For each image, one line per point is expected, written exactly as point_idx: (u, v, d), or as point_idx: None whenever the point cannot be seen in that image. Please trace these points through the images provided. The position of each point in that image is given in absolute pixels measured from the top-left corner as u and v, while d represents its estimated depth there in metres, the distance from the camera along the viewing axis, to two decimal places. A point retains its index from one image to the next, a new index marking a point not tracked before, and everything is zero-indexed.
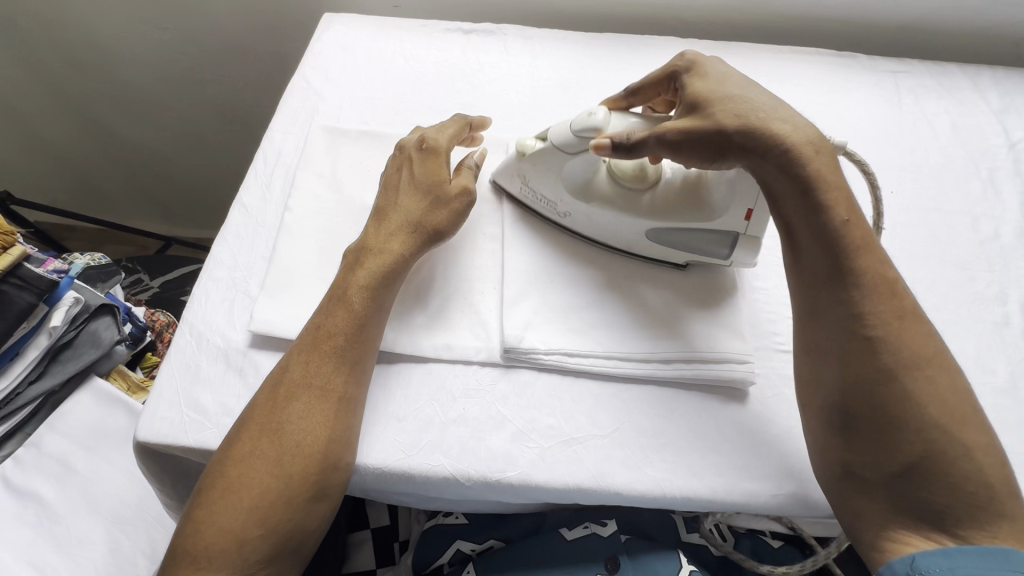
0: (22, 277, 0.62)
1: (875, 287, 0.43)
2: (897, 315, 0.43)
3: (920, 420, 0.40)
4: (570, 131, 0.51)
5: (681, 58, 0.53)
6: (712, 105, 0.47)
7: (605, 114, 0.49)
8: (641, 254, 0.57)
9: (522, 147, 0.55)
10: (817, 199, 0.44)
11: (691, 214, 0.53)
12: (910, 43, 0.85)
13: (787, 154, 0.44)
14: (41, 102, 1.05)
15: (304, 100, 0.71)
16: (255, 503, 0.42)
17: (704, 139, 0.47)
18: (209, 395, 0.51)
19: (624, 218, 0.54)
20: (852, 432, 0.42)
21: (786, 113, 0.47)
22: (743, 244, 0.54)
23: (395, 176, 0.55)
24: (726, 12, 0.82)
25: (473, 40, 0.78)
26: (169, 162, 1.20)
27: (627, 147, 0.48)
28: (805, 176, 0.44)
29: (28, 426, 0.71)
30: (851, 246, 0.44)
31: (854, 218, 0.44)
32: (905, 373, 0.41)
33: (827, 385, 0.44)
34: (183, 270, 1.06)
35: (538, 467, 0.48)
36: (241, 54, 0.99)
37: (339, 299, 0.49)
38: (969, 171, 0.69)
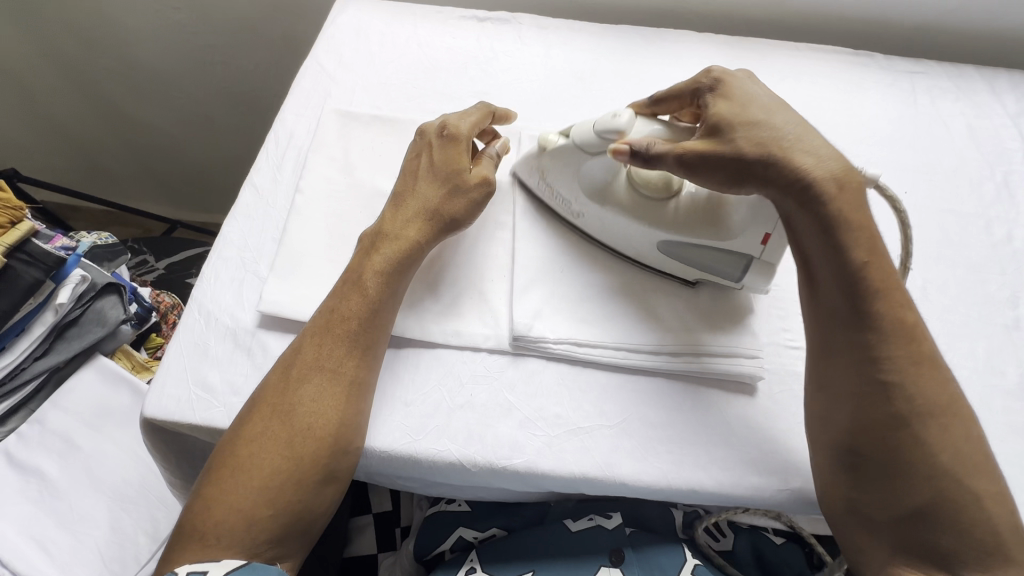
0: (29, 253, 0.61)
1: (895, 331, 0.42)
2: (915, 362, 0.42)
3: (931, 469, 0.40)
4: (592, 131, 0.51)
5: (706, 73, 0.51)
6: (734, 130, 0.46)
7: (630, 117, 0.49)
8: (652, 267, 0.56)
9: (544, 141, 0.55)
10: (838, 238, 0.42)
11: (705, 232, 0.51)
12: (927, 45, 0.85)
13: (808, 191, 0.43)
14: (51, 80, 1.04)
15: (317, 83, 0.70)
16: (266, 482, 0.42)
17: (721, 167, 0.46)
18: (217, 373, 0.50)
19: (637, 227, 0.53)
20: (859, 472, 0.42)
21: (811, 145, 0.45)
22: (756, 269, 0.52)
23: (414, 161, 0.55)
24: (742, 7, 0.81)
25: (488, 28, 0.77)
26: (177, 143, 1.20)
27: (643, 156, 0.47)
28: (829, 216, 0.43)
29: (32, 402, 0.71)
30: (872, 289, 0.42)
31: (877, 258, 0.43)
32: (918, 420, 0.41)
33: (837, 422, 0.43)
34: (188, 253, 1.05)
35: (544, 455, 0.48)
36: (254, 36, 0.99)
37: (353, 283, 0.49)
38: (984, 173, 0.68)
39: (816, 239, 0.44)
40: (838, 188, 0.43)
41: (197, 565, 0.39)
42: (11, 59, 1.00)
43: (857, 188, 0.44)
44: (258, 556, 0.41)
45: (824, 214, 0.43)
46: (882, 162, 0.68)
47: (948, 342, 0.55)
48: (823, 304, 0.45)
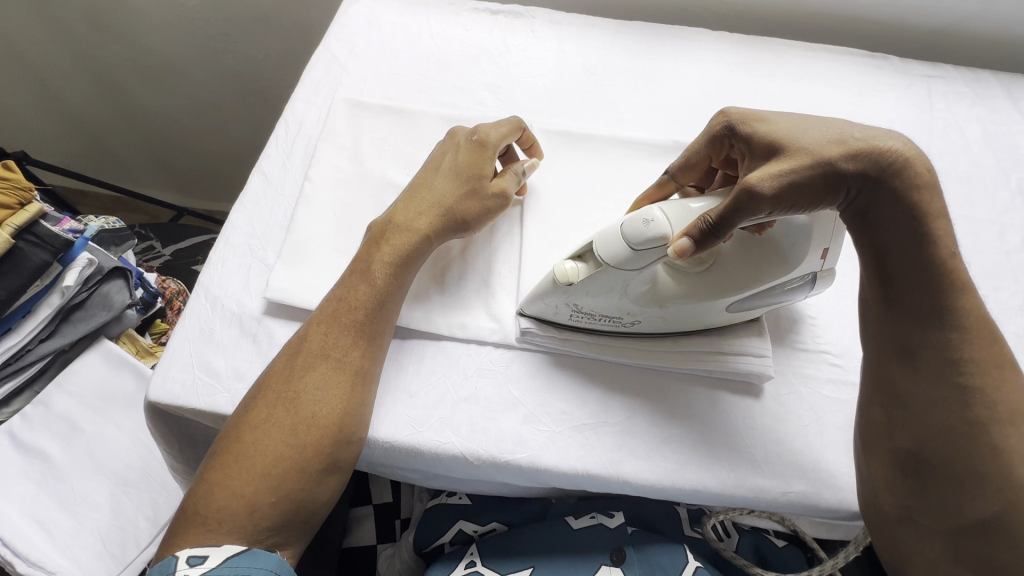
0: (37, 235, 0.61)
1: (974, 333, 0.41)
2: (995, 364, 0.41)
3: (1004, 477, 0.40)
4: (626, 247, 0.43)
5: (722, 117, 0.48)
6: (798, 140, 0.41)
7: (662, 216, 0.42)
8: (715, 325, 0.51)
9: (564, 275, 0.46)
10: (926, 233, 0.40)
11: (776, 270, 0.46)
12: (945, 49, 0.84)
13: (897, 183, 0.40)
14: (64, 65, 1.05)
15: (328, 72, 0.70)
16: (273, 469, 0.42)
17: (806, 181, 0.40)
18: (221, 359, 0.50)
19: (704, 305, 0.47)
20: (922, 478, 0.42)
21: (882, 134, 0.42)
22: (820, 280, 0.50)
23: (443, 158, 0.55)
24: (758, 7, 0.81)
25: (501, 21, 0.77)
26: (186, 132, 1.20)
27: (713, 235, 0.40)
28: (924, 213, 0.40)
29: (36, 384, 0.71)
30: (959, 288, 0.41)
31: (962, 256, 0.41)
32: (994, 424, 0.40)
33: (904, 426, 0.42)
34: (194, 239, 1.05)
35: (547, 450, 0.48)
36: (268, 25, 0.98)
37: (362, 272, 0.49)
38: (998, 180, 0.67)
39: (902, 238, 0.41)
40: (927, 180, 0.40)
41: (198, 549, 0.39)
42: (23, 43, 1.00)
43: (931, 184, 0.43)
44: (259, 542, 0.41)
45: (914, 209, 0.40)
46: None
47: None
48: (910, 309, 0.41)
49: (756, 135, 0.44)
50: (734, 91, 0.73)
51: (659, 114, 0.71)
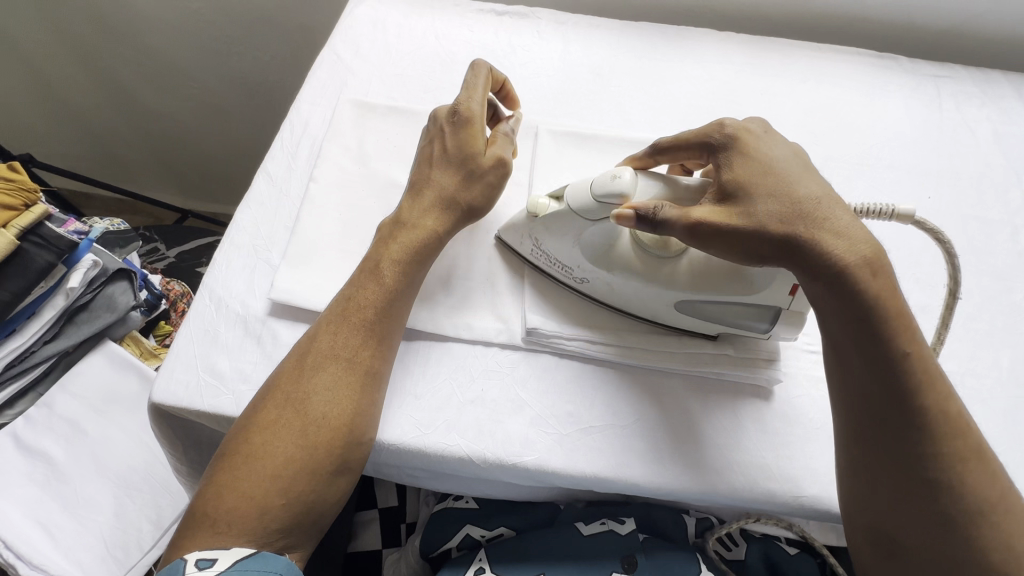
0: (42, 236, 0.61)
1: (941, 428, 0.38)
2: (963, 458, 0.38)
3: (983, 567, 0.37)
4: (590, 197, 0.46)
5: (719, 127, 0.47)
6: (752, 207, 0.41)
7: (632, 179, 0.44)
8: (667, 323, 0.51)
9: (533, 206, 0.50)
10: (874, 328, 0.38)
11: (730, 284, 0.46)
12: (952, 49, 0.83)
13: (839, 275, 0.39)
14: (69, 67, 1.05)
15: (334, 73, 0.70)
16: (282, 472, 0.41)
17: (742, 241, 0.41)
18: (226, 360, 0.50)
19: (651, 289, 0.48)
20: (898, 559, 0.39)
21: (841, 220, 0.40)
22: (787, 319, 0.48)
23: (429, 148, 0.53)
24: (763, 7, 0.80)
25: (506, 22, 0.77)
26: (191, 134, 1.20)
27: (653, 220, 0.43)
28: (865, 307, 0.38)
29: (39, 387, 0.71)
30: (918, 386, 0.38)
31: (923, 350, 0.39)
32: (969, 515, 0.37)
33: (871, 508, 0.40)
34: (199, 242, 1.05)
35: (557, 452, 0.47)
36: (271, 28, 0.98)
37: (370, 272, 0.48)
38: (1010, 180, 0.67)
39: (847, 328, 0.40)
40: (871, 272, 0.38)
41: (207, 552, 0.38)
42: (29, 45, 1.00)
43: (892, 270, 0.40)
44: (269, 545, 0.40)
45: (860, 303, 0.38)
46: (905, 166, 0.67)
47: (971, 351, 0.54)
48: (857, 397, 0.40)
49: (726, 179, 0.43)
50: (741, 90, 0.73)
51: (665, 115, 0.70)
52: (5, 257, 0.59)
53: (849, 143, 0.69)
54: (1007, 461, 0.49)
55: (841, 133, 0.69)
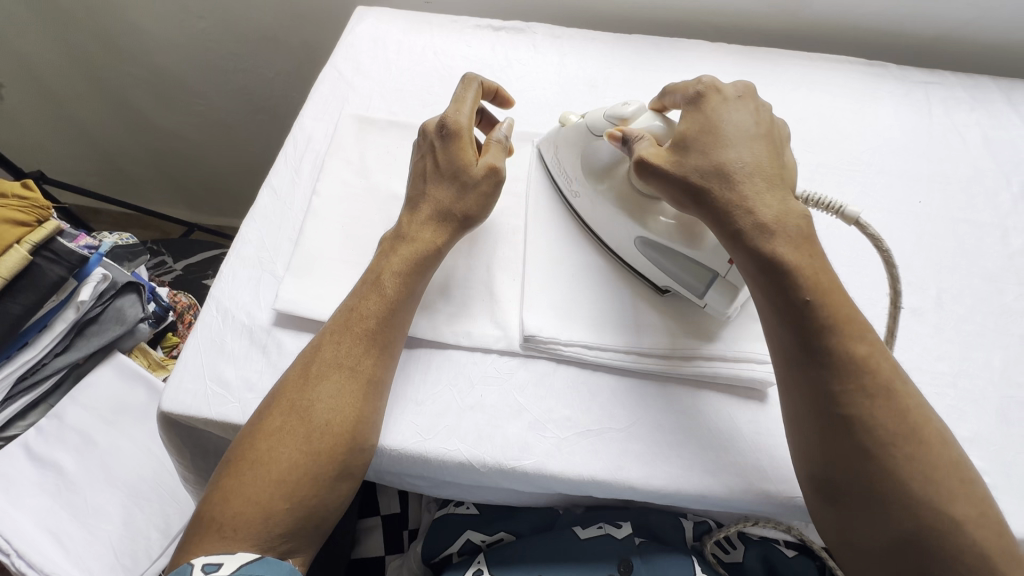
0: (54, 251, 0.63)
1: (845, 365, 0.41)
2: (869, 394, 0.41)
3: (906, 497, 0.39)
4: (602, 116, 0.54)
5: (697, 83, 0.53)
6: (681, 159, 0.48)
7: (637, 109, 0.53)
8: (627, 261, 0.56)
9: (564, 119, 0.60)
10: (776, 271, 0.43)
11: (678, 237, 0.51)
12: (942, 56, 0.85)
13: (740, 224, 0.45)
14: (80, 87, 1.08)
15: (335, 89, 0.72)
16: (284, 477, 0.42)
17: (668, 186, 0.48)
18: (232, 369, 0.51)
19: (619, 216, 0.54)
20: (840, 504, 0.41)
21: (753, 180, 0.46)
22: (720, 287, 0.50)
23: (420, 161, 0.55)
24: (754, 19, 0.82)
25: (503, 36, 0.79)
26: (197, 149, 1.22)
27: (631, 145, 0.51)
28: (763, 255, 0.44)
29: (51, 398, 0.72)
30: (819, 325, 0.42)
31: (826, 294, 0.43)
32: (887, 449, 0.40)
33: (809, 454, 0.42)
34: (205, 255, 1.07)
35: (554, 456, 0.48)
36: (275, 45, 1.01)
37: (371, 283, 0.50)
38: (999, 184, 0.68)
39: (755, 272, 0.45)
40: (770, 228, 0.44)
41: (213, 557, 0.39)
42: (41, 65, 1.03)
43: (799, 227, 0.45)
44: (272, 550, 0.41)
45: (759, 249, 0.44)
46: (895, 171, 0.68)
47: (963, 352, 0.55)
48: (770, 335, 0.45)
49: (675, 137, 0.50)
50: None
51: None
52: (18, 272, 0.60)
53: (840, 149, 0.70)
54: (1000, 460, 0.49)
55: (832, 140, 0.71)
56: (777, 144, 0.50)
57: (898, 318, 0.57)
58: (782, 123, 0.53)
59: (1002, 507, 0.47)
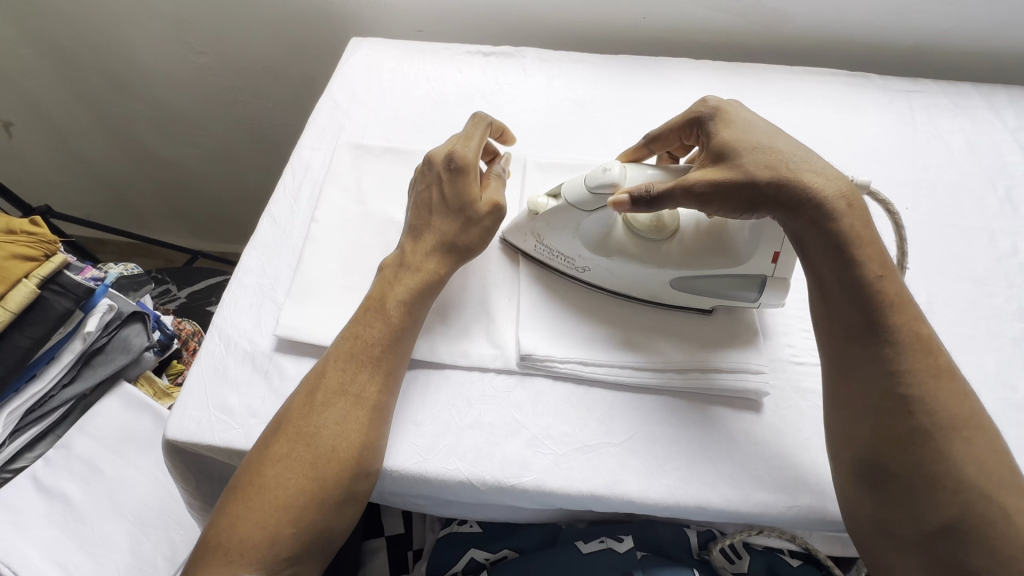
0: (61, 284, 0.64)
1: (910, 346, 0.42)
2: (932, 374, 0.42)
3: (955, 480, 0.39)
4: (585, 189, 0.50)
5: (703, 104, 0.54)
6: (740, 158, 0.46)
7: (621, 169, 0.49)
8: (667, 302, 0.56)
9: (533, 207, 0.54)
10: (854, 255, 0.44)
11: (717, 261, 0.52)
12: (923, 64, 0.86)
13: (822, 208, 0.44)
14: (86, 122, 1.12)
15: (332, 118, 0.74)
16: (292, 501, 0.43)
17: (734, 190, 0.46)
18: (235, 396, 0.52)
19: (648, 269, 0.53)
20: (884, 486, 0.41)
21: (817, 165, 0.46)
22: (772, 286, 0.52)
23: (427, 193, 0.56)
24: (736, 35, 0.84)
25: (493, 61, 0.81)
26: (200, 178, 1.25)
27: (649, 198, 0.46)
28: (842, 232, 0.44)
29: (58, 429, 0.73)
30: (887, 303, 0.43)
31: (891, 275, 0.44)
32: (940, 432, 0.40)
33: (857, 435, 0.43)
34: (208, 282, 1.09)
35: (552, 473, 0.49)
36: (272, 77, 1.04)
37: (375, 310, 0.51)
38: (985, 188, 0.69)
39: (831, 258, 0.44)
40: (847, 205, 0.44)
41: None
42: (49, 102, 1.07)
43: (864, 207, 0.46)
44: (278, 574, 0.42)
45: (838, 233, 0.44)
46: (882, 179, 0.69)
47: (955, 355, 0.55)
48: (838, 317, 0.45)
49: (715, 143, 0.50)
50: None
51: None
52: (27, 306, 0.62)
53: (827, 160, 0.71)
54: None
55: (818, 150, 0.72)
56: None
57: None
58: None
59: None
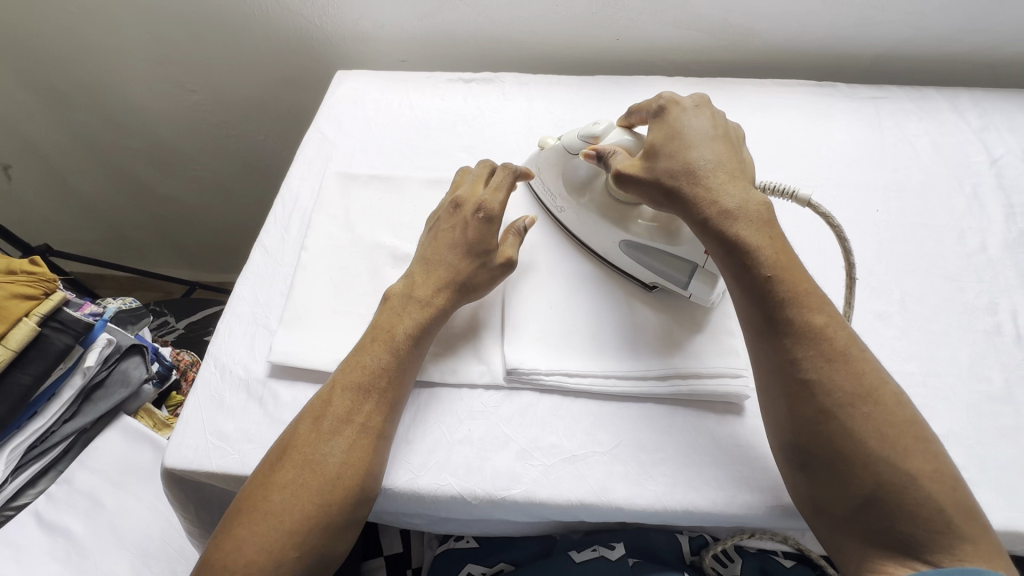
0: (61, 321, 0.66)
1: (804, 337, 0.46)
2: (828, 358, 0.45)
3: (864, 453, 0.42)
4: (577, 136, 0.59)
5: (658, 99, 0.58)
6: (650, 164, 0.53)
7: (607, 126, 0.58)
8: (617, 265, 0.60)
9: (544, 142, 0.65)
10: (737, 257, 0.48)
11: (659, 235, 0.56)
12: (889, 71, 0.90)
13: (703, 216, 0.50)
14: (84, 161, 1.15)
15: (320, 149, 0.77)
16: (297, 526, 0.44)
17: (639, 191, 0.53)
18: (231, 423, 0.54)
19: (601, 225, 0.59)
20: (810, 469, 0.44)
21: (715, 178, 0.51)
22: (701, 277, 0.55)
23: (451, 233, 0.58)
24: (707, 52, 0.88)
25: (474, 88, 0.84)
26: (196, 212, 1.27)
27: (606, 160, 0.55)
28: (727, 237, 0.49)
29: (61, 464, 0.74)
30: (779, 297, 0.47)
31: (784, 275, 0.47)
32: (841, 409, 0.43)
33: (781, 423, 0.46)
34: (206, 312, 1.11)
35: (541, 483, 0.50)
36: (261, 110, 1.07)
37: (378, 338, 0.52)
38: (952, 187, 0.71)
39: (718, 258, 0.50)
40: (732, 217, 0.49)
41: None
42: (48, 143, 1.10)
43: (762, 214, 0.49)
44: None
45: (722, 238, 0.49)
46: (852, 183, 0.72)
47: (930, 351, 0.57)
48: (739, 309, 0.50)
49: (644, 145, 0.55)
50: None
51: None
52: (27, 344, 0.64)
53: (798, 167, 0.74)
54: (972, 454, 0.51)
55: (790, 158, 0.75)
56: (735, 144, 0.55)
57: (864, 324, 0.59)
58: (737, 128, 0.58)
59: (980, 500, 0.48)
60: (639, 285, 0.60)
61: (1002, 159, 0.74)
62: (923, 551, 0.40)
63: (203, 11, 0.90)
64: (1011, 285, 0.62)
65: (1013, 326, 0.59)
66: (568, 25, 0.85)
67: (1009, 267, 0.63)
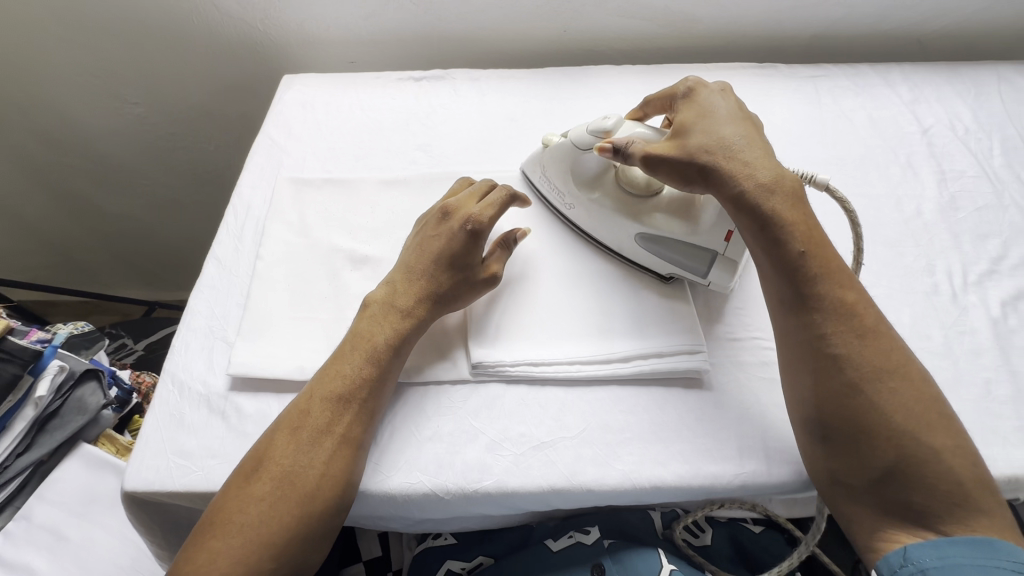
0: (7, 350, 0.65)
1: (834, 310, 0.47)
2: (858, 334, 0.47)
3: (887, 428, 0.44)
4: (586, 131, 0.59)
5: (683, 83, 0.60)
6: (685, 139, 0.54)
7: (617, 120, 0.58)
8: (630, 257, 0.61)
9: (546, 140, 0.64)
10: (772, 232, 0.50)
11: (678, 225, 0.57)
12: (824, 51, 0.93)
13: (739, 192, 0.51)
14: (23, 184, 1.09)
15: (270, 156, 0.75)
16: (274, 539, 0.43)
17: (675, 164, 0.53)
18: (194, 440, 0.53)
19: (620, 219, 0.59)
20: (832, 443, 0.46)
21: (749, 154, 0.52)
22: (721, 263, 0.57)
23: (436, 240, 0.57)
24: (652, 40, 0.90)
25: (424, 86, 0.84)
26: (150, 229, 1.23)
27: (624, 152, 0.55)
28: (764, 212, 0.50)
29: (17, 500, 0.71)
30: (812, 273, 0.48)
31: (817, 249, 0.49)
32: (868, 385, 0.45)
33: (803, 397, 0.47)
34: (165, 332, 1.08)
35: (513, 473, 0.51)
36: (209, 120, 1.04)
37: (357, 346, 0.52)
38: (888, 158, 0.75)
39: (752, 232, 0.51)
40: (769, 191, 0.50)
41: None
42: None
43: (795, 189, 0.51)
44: None
45: (758, 213, 0.50)
46: (797, 160, 0.74)
47: None
48: (768, 286, 0.51)
49: (674, 124, 0.56)
50: None
51: None
52: None
53: None
54: None
55: None
56: (757, 127, 0.57)
57: None
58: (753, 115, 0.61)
59: None
60: (613, 279, 0.61)
61: (932, 129, 0.78)
62: (936, 521, 0.42)
63: (141, 19, 0.87)
64: (947, 247, 0.66)
65: (949, 286, 0.62)
66: (514, 18, 0.85)
67: (943, 231, 0.67)
